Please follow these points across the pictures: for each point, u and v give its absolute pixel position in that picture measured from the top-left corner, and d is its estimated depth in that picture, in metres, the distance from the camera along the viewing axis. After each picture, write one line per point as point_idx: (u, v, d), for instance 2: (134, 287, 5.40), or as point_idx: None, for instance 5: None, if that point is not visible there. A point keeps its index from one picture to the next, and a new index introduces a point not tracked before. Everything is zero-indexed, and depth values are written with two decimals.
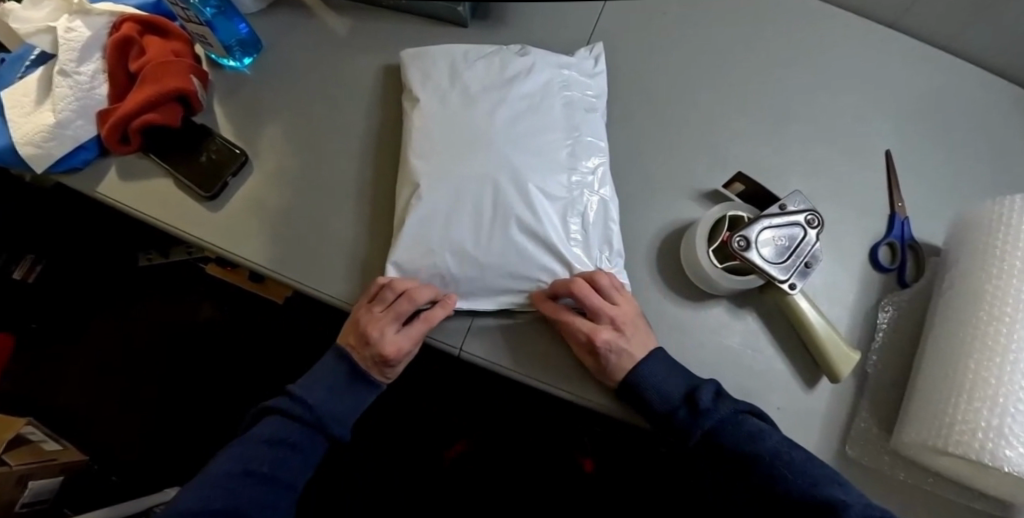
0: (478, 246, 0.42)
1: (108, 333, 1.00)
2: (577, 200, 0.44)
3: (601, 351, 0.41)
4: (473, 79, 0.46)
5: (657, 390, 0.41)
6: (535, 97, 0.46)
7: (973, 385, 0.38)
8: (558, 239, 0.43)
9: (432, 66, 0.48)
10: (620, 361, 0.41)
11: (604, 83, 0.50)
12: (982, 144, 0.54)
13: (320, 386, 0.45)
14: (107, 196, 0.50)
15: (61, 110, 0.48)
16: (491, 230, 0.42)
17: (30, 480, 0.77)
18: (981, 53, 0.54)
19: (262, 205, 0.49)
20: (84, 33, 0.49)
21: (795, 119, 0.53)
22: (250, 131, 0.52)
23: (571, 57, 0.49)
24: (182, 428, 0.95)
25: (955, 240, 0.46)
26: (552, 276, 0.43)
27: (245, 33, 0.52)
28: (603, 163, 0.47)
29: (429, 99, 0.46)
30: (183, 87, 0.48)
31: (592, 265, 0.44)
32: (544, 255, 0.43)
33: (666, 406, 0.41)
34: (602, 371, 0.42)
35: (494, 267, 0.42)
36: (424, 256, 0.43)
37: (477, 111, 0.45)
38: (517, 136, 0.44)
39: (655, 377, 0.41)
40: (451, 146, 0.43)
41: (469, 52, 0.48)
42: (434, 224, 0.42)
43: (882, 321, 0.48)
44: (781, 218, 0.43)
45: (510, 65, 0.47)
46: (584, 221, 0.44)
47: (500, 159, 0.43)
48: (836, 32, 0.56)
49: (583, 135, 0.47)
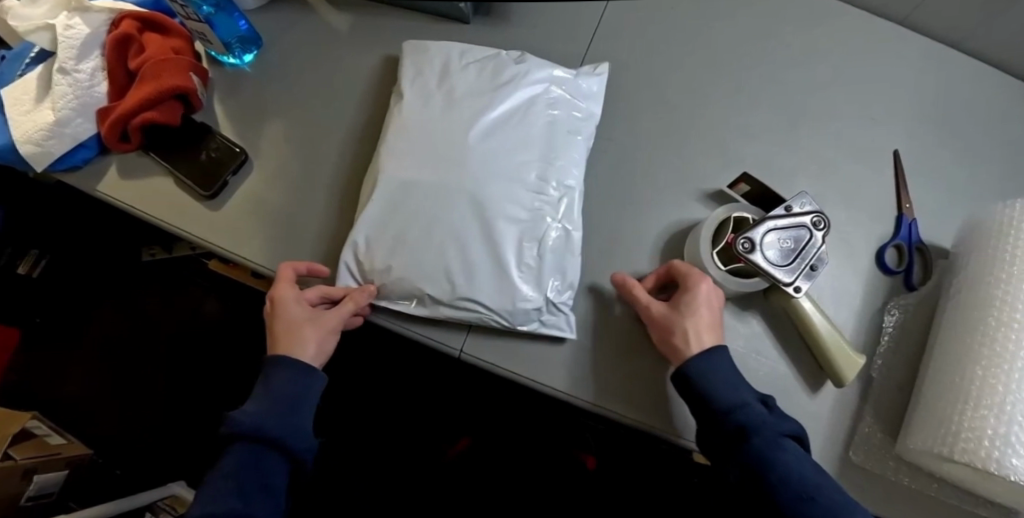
0: (435, 261, 0.41)
1: (111, 328, 1.00)
2: (538, 225, 0.43)
3: (698, 296, 0.41)
4: (463, 81, 0.46)
5: (724, 383, 0.39)
6: (518, 111, 0.45)
7: (979, 393, 0.37)
8: (507, 262, 0.42)
9: (428, 60, 0.48)
10: (706, 318, 0.41)
11: (597, 107, 0.49)
12: (991, 144, 0.53)
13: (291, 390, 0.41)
14: (107, 194, 0.50)
15: (60, 108, 0.48)
16: (449, 247, 0.41)
17: (34, 475, 0.77)
18: (991, 51, 0.53)
19: (262, 204, 0.49)
20: (84, 30, 0.49)
21: (802, 119, 0.52)
22: (249, 131, 0.51)
23: (570, 73, 0.48)
24: (184, 422, 0.96)
25: (964, 243, 0.45)
26: (495, 305, 0.42)
27: (246, 30, 0.51)
28: (570, 191, 0.45)
29: (417, 95, 0.46)
30: (182, 85, 0.47)
31: (542, 291, 0.42)
32: (490, 285, 0.42)
33: (737, 403, 0.38)
34: (689, 317, 0.41)
35: (467, 282, 0.41)
36: (387, 257, 0.42)
37: (464, 114, 0.44)
38: (497, 144, 0.44)
39: (723, 374, 0.39)
40: (436, 149, 0.43)
41: (465, 52, 0.48)
42: (405, 231, 0.42)
43: (888, 325, 0.47)
44: (787, 220, 0.42)
45: (503, 72, 0.47)
46: (541, 248, 0.43)
47: (467, 172, 0.42)
48: (844, 29, 0.55)
49: (559, 158, 0.46)
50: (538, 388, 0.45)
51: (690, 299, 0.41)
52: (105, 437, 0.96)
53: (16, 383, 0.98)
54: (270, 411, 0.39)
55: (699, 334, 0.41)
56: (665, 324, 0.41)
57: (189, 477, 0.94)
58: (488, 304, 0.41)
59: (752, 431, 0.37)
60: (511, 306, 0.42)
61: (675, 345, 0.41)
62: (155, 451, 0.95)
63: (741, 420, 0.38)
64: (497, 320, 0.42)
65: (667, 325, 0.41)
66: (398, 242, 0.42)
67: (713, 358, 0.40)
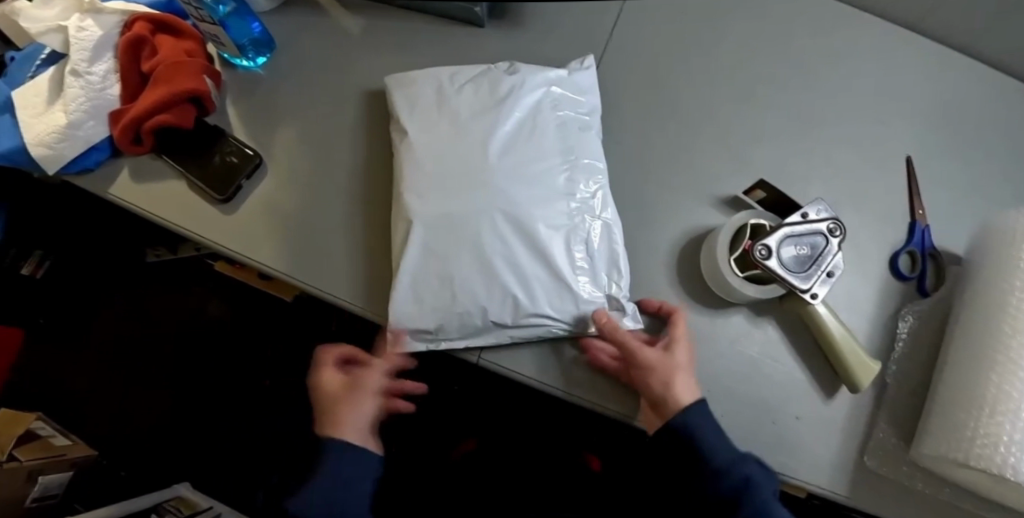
0: (482, 282, 0.41)
1: (115, 328, 1.00)
2: (580, 227, 0.44)
3: (686, 351, 0.42)
4: (463, 106, 0.45)
5: (718, 440, 0.41)
6: (528, 121, 0.45)
7: (994, 399, 0.38)
8: (562, 266, 0.42)
9: (418, 92, 0.47)
10: (689, 372, 0.42)
11: (597, 98, 0.49)
12: (1004, 150, 0.53)
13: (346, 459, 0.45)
14: (120, 197, 0.49)
15: (72, 111, 0.48)
16: (488, 268, 0.41)
17: (39, 476, 0.78)
18: (1003, 56, 0.53)
19: (278, 208, 0.49)
20: (95, 33, 0.49)
21: (815, 124, 0.52)
22: (264, 134, 0.51)
23: (563, 70, 0.48)
24: (189, 423, 0.96)
25: (978, 249, 0.46)
26: (559, 310, 0.42)
27: (258, 32, 0.51)
28: (602, 185, 0.46)
29: (421, 129, 0.45)
30: (196, 88, 0.47)
31: (602, 290, 0.44)
32: (550, 291, 0.42)
33: (736, 458, 0.40)
34: (679, 370, 0.41)
35: (493, 289, 0.41)
36: (410, 286, 0.42)
37: (470, 138, 0.44)
38: (510, 166, 0.43)
39: (718, 433, 0.41)
40: (444, 173, 0.42)
41: (455, 75, 0.48)
42: (425, 255, 0.42)
43: (902, 331, 0.48)
44: (803, 226, 0.42)
45: (500, 86, 0.46)
46: (588, 247, 0.44)
47: (488, 188, 0.42)
48: (858, 34, 0.55)
49: (580, 157, 0.46)
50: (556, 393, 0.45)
51: (681, 352, 0.42)
52: (109, 438, 0.95)
53: (19, 384, 0.98)
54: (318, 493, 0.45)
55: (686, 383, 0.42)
56: (660, 374, 0.41)
57: (194, 479, 0.94)
58: (554, 311, 0.42)
59: (753, 486, 0.40)
60: (575, 310, 0.42)
61: (669, 393, 0.41)
62: (160, 452, 0.95)
63: (744, 474, 0.40)
64: (562, 327, 0.43)
65: (663, 372, 0.41)
66: (418, 274, 0.42)
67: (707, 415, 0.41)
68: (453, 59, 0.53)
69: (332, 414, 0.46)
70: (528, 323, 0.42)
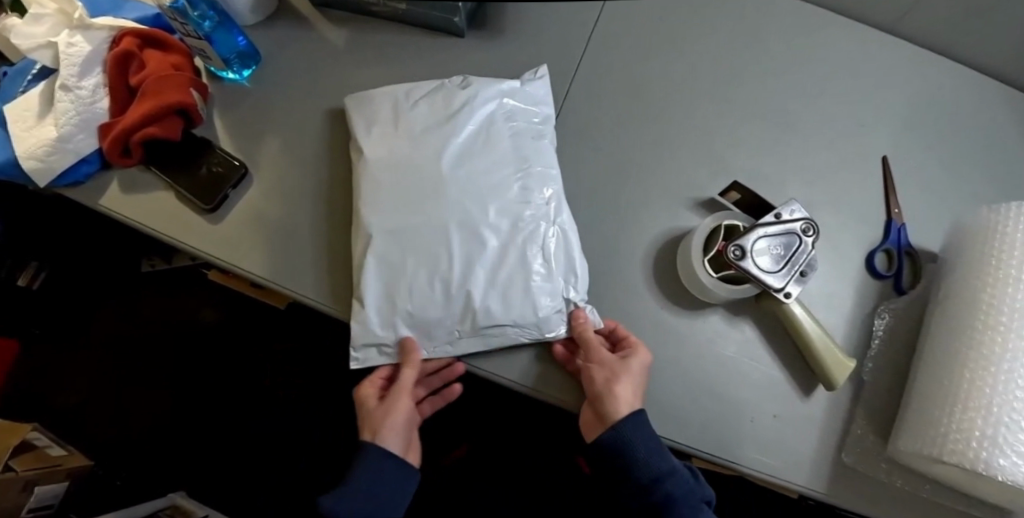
0: (446, 297, 0.43)
1: (109, 339, 1.01)
2: (533, 233, 0.44)
3: (640, 364, 0.42)
4: (418, 120, 0.47)
5: (650, 458, 0.41)
6: (484, 132, 0.47)
7: (967, 394, 0.38)
8: (519, 273, 0.43)
9: (376, 109, 0.48)
10: (636, 384, 0.42)
11: (551, 108, 0.50)
12: (980, 148, 0.54)
13: (381, 484, 0.43)
14: (109, 208, 0.50)
15: (62, 124, 0.49)
16: (450, 277, 0.43)
17: (34, 487, 0.78)
18: (975, 54, 0.54)
19: (263, 218, 0.50)
20: (84, 48, 0.50)
21: (792, 125, 0.53)
22: (250, 144, 0.52)
23: (517, 82, 0.49)
24: (184, 431, 0.97)
25: (952, 247, 0.46)
26: (518, 317, 0.43)
27: (244, 45, 0.52)
28: (556, 192, 0.47)
29: (402, 135, 0.46)
30: (182, 100, 0.48)
31: (558, 295, 0.44)
32: (503, 299, 0.43)
33: (664, 470, 0.41)
34: (626, 375, 0.41)
35: (452, 299, 0.43)
36: (375, 305, 0.43)
37: (427, 151, 0.45)
38: (465, 176, 0.45)
39: (653, 443, 0.41)
40: (404, 187, 0.44)
41: (410, 92, 0.48)
42: (386, 269, 0.43)
43: (877, 329, 0.48)
44: (777, 227, 0.43)
45: (454, 100, 0.48)
46: (545, 254, 0.44)
47: (439, 202, 0.44)
48: (832, 36, 0.56)
49: (534, 166, 0.47)
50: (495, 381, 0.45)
51: (635, 363, 0.42)
52: (105, 448, 0.96)
53: (15, 395, 0.98)
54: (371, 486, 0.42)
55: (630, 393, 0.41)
56: (607, 372, 0.41)
57: (189, 487, 0.95)
58: (515, 319, 0.43)
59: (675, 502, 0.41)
60: (537, 318, 0.43)
61: (610, 401, 0.41)
62: (154, 462, 0.96)
63: (667, 491, 0.41)
64: (528, 334, 0.43)
65: (608, 369, 0.41)
66: (383, 282, 0.43)
67: (642, 432, 0.41)
68: (435, 67, 0.54)
69: (373, 416, 0.44)
70: (490, 333, 0.43)
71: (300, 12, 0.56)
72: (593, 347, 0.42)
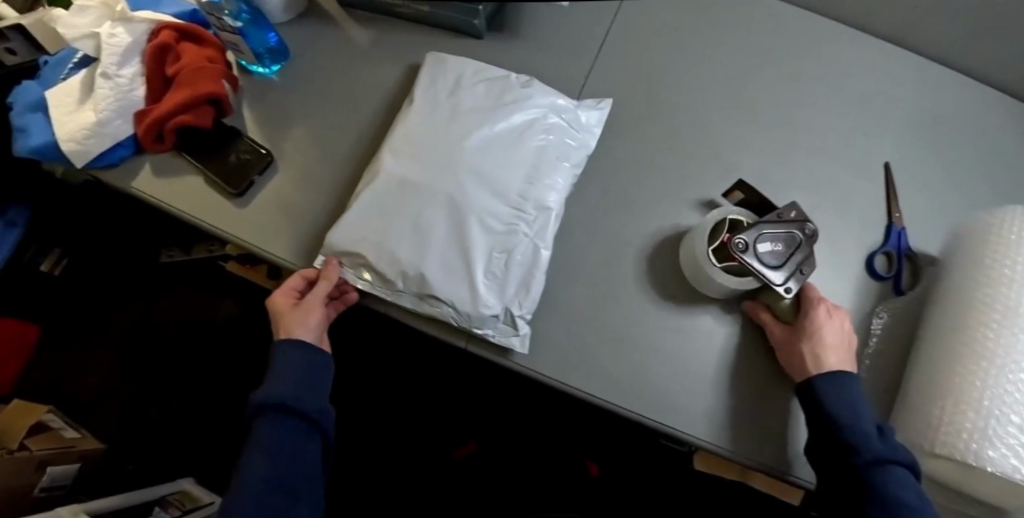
0: (407, 251, 0.44)
1: (126, 327, 1.03)
2: (512, 239, 0.45)
3: (819, 321, 0.44)
4: (470, 98, 0.50)
5: (852, 411, 0.41)
6: (518, 130, 0.49)
7: (960, 389, 0.39)
8: (475, 261, 0.44)
9: (443, 73, 0.52)
10: (829, 338, 0.44)
11: (591, 139, 0.52)
12: (981, 156, 0.55)
13: (310, 370, 0.45)
14: (141, 190, 0.53)
15: (102, 110, 0.52)
16: (421, 239, 0.44)
17: (48, 467, 0.80)
18: (976, 66, 0.56)
19: (289, 204, 0.52)
20: (125, 39, 0.53)
21: (796, 129, 0.55)
22: (276, 135, 0.55)
23: (576, 103, 0.52)
24: (195, 418, 0.99)
25: (950, 249, 0.48)
26: (456, 299, 0.44)
27: (274, 41, 0.55)
28: (547, 213, 0.47)
29: (425, 122, 0.49)
30: (214, 91, 0.51)
31: (502, 302, 0.44)
32: (453, 278, 0.44)
33: (860, 427, 0.40)
34: (807, 341, 0.44)
35: (412, 248, 0.44)
36: (358, 226, 0.46)
37: (461, 126, 0.48)
38: (486, 158, 0.47)
39: (855, 402, 0.41)
40: (435, 155, 0.47)
41: (478, 71, 0.52)
42: (379, 207, 0.46)
43: (875, 328, 0.50)
44: (779, 225, 0.45)
45: (509, 93, 0.50)
46: (507, 261, 0.45)
47: (456, 177, 0.45)
48: (837, 47, 0.58)
49: (543, 178, 0.48)
50: (501, 362, 0.48)
51: (814, 326, 0.44)
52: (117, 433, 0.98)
53: (31, 381, 1.00)
54: (303, 381, 0.45)
55: (842, 342, 0.44)
56: (792, 346, 0.44)
57: (197, 474, 0.96)
58: (451, 299, 0.44)
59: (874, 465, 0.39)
60: (472, 309, 0.44)
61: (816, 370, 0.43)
62: (165, 448, 0.97)
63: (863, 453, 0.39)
64: (455, 315, 0.45)
65: (807, 340, 0.44)
66: (377, 230, 0.45)
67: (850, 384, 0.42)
68: None
69: (289, 321, 0.46)
70: (425, 297, 0.45)
71: (328, 11, 0.59)
72: (815, 318, 0.44)
